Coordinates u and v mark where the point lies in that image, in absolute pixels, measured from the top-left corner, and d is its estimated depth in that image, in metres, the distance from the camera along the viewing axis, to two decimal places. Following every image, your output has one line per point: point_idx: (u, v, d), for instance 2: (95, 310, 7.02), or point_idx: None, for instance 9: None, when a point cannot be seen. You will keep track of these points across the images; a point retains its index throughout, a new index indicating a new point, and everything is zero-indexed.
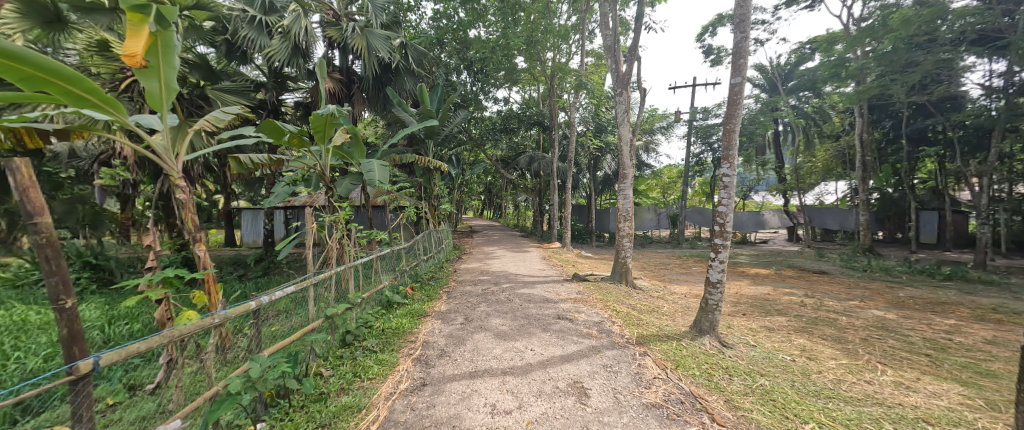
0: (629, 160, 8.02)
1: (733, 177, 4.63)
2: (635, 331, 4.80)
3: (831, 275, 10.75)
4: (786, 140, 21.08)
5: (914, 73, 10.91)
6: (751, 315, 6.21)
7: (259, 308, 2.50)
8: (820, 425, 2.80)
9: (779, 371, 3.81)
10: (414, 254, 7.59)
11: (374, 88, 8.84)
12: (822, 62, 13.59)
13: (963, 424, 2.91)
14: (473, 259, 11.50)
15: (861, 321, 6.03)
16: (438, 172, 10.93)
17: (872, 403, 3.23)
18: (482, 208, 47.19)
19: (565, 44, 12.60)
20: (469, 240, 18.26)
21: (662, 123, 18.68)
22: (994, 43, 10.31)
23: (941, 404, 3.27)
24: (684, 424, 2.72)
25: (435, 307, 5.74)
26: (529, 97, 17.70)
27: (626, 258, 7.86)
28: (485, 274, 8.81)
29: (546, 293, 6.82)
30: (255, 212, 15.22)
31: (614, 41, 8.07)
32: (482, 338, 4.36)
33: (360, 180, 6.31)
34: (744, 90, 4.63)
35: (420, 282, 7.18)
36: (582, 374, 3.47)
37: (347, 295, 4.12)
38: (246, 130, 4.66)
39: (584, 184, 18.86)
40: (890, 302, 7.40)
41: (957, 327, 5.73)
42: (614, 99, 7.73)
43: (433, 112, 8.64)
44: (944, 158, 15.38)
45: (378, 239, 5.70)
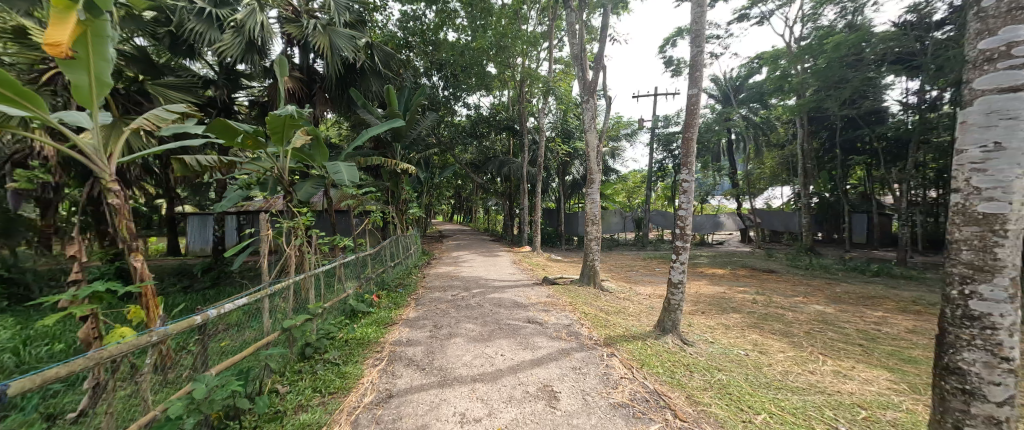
0: (597, 165, 8.27)
1: (692, 182, 4.88)
2: (604, 332, 4.92)
3: (779, 273, 11.60)
4: (738, 148, 22.59)
5: (846, 89, 12.07)
6: (710, 313, 6.55)
7: (205, 323, 2.30)
8: (771, 415, 2.99)
9: (735, 366, 4.05)
10: (380, 260, 7.34)
11: (338, 89, 8.52)
12: (769, 76, 14.69)
13: (891, 407, 3.23)
14: (442, 264, 11.32)
15: (805, 315, 6.53)
16: (406, 176, 10.68)
17: (816, 392, 3.49)
18: (452, 213, 46.76)
19: (534, 51, 12.79)
20: (438, 245, 17.98)
21: (627, 130, 19.43)
22: (910, 64, 11.63)
23: (874, 390, 3.60)
24: (649, 422, 2.80)
25: (403, 314, 5.57)
26: (499, 102, 17.82)
27: (594, 261, 8.04)
28: (455, 279, 8.71)
29: (517, 297, 6.84)
30: (203, 218, 14.15)
31: (580, 50, 8.29)
32: (452, 345, 4.29)
33: (322, 183, 6.01)
34: (700, 100, 4.91)
35: (388, 289, 6.95)
36: (552, 377, 3.50)
37: (308, 305, 3.91)
38: (193, 129, 4.32)
39: (554, 188, 19.16)
40: (829, 297, 8.08)
41: (884, 319, 6.35)
42: (581, 106, 7.92)
43: (400, 114, 8.44)
44: (871, 166, 17.10)
45: (342, 245, 5.46)
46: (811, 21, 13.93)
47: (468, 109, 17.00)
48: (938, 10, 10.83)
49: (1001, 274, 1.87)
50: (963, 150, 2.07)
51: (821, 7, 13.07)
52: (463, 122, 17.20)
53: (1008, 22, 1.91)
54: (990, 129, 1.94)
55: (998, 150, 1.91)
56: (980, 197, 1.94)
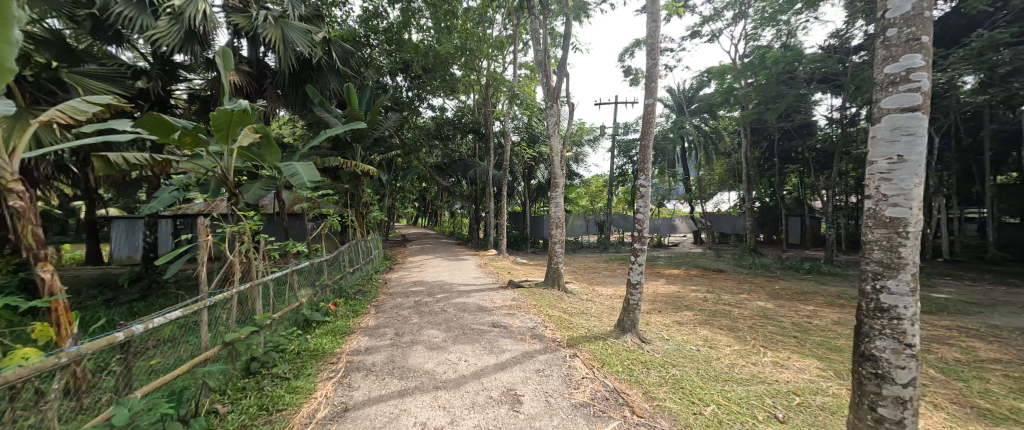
0: (560, 170, 8.45)
1: (649, 188, 5.12)
2: (567, 334, 5.02)
3: (727, 272, 12.46)
4: (690, 155, 24.10)
5: (782, 104, 13.27)
6: (666, 311, 6.89)
7: (130, 339, 2.06)
8: (719, 406, 3.19)
9: (687, 361, 4.28)
10: (338, 266, 7.00)
11: (293, 86, 8.06)
12: (717, 89, 15.82)
13: (820, 392, 3.57)
14: (404, 269, 11.00)
15: (749, 311, 7.06)
16: (366, 178, 10.29)
17: (757, 382, 3.78)
18: (417, 216, 45.77)
19: (500, 55, 12.86)
20: (401, 249, 17.49)
21: (590, 137, 20.07)
22: (834, 83, 13.03)
23: (806, 377, 3.95)
24: (608, 420, 2.88)
25: (363, 322, 5.33)
26: (464, 104, 17.74)
27: (558, 263, 8.17)
28: (418, 284, 8.49)
29: (482, 301, 6.80)
30: (133, 222, 12.75)
31: (544, 56, 8.45)
32: (415, 352, 4.18)
33: (272, 185, 5.63)
34: (656, 109, 5.18)
35: (346, 297, 6.63)
36: (515, 381, 3.50)
37: (253, 316, 3.62)
38: (120, 124, 3.89)
39: (519, 192, 19.31)
40: (770, 294, 8.80)
41: (814, 312, 7.01)
42: (545, 112, 8.07)
43: (361, 114, 8.15)
44: (803, 173, 18.90)
45: (295, 250, 5.14)
46: (752, 40, 15.22)
47: (432, 111, 16.78)
48: (855, 37, 12.26)
49: (904, 270, 2.13)
50: (873, 162, 2.35)
51: (760, 28, 14.32)
52: (427, 124, 16.93)
53: (907, 51, 2.20)
54: (894, 143, 2.22)
55: (901, 162, 2.18)
56: (888, 203, 2.20)
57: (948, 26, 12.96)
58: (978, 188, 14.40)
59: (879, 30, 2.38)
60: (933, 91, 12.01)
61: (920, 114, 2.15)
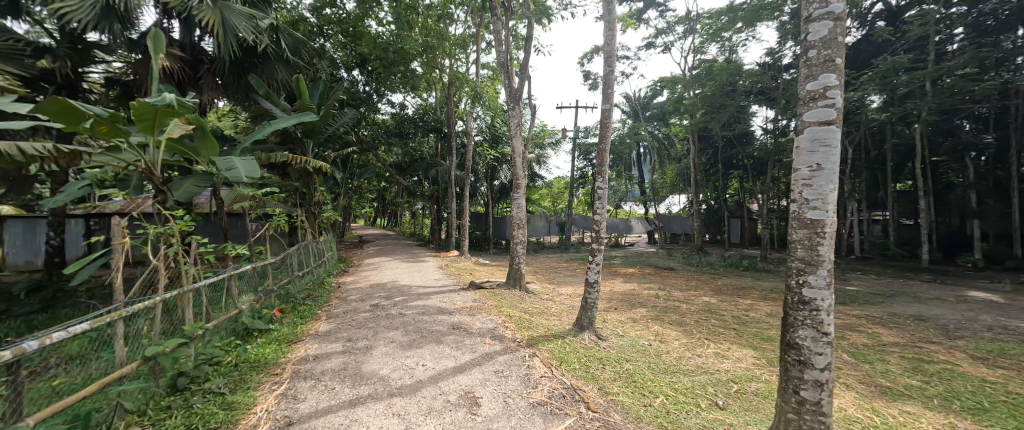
0: (522, 171, 8.51)
1: (606, 190, 5.31)
2: (526, 334, 5.07)
3: (677, 270, 13.26)
4: (645, 159, 25.41)
5: (724, 114, 14.39)
6: (621, 309, 7.17)
7: (20, 359, 1.76)
8: (666, 397, 3.38)
9: (639, 355, 4.49)
10: (286, 270, 6.52)
11: (235, 75, 7.46)
12: (669, 97, 16.82)
13: (754, 379, 3.90)
14: (360, 272, 10.52)
15: (695, 306, 7.55)
16: (317, 176, 9.72)
17: (701, 372, 4.05)
18: (375, 216, 44.11)
19: (462, 54, 12.75)
20: (358, 251, 16.80)
21: (551, 139, 20.47)
22: (768, 97, 14.36)
23: (743, 366, 4.29)
24: (564, 417, 2.94)
25: (312, 329, 5.01)
26: (426, 102, 17.40)
27: (519, 264, 8.21)
28: (374, 287, 8.16)
29: (441, 303, 6.67)
30: (34, 222, 11.12)
31: (506, 58, 8.47)
32: (369, 358, 4.02)
33: (210, 183, 5.13)
34: (613, 115, 5.38)
35: (294, 302, 6.21)
36: (474, 383, 3.47)
37: (182, 327, 3.26)
38: (15, 108, 3.35)
39: (481, 192, 19.20)
40: (714, 290, 9.47)
41: (751, 306, 7.65)
42: (507, 113, 8.09)
43: (312, 108, 7.76)
44: (743, 178, 20.60)
45: (234, 253, 4.72)
46: (699, 54, 16.38)
47: (392, 108, 16.29)
48: (786, 56, 13.64)
49: (821, 266, 2.38)
50: (797, 169, 2.59)
51: (707, 43, 15.44)
52: (386, 122, 16.40)
53: (825, 70, 2.46)
54: (814, 152, 2.47)
55: (819, 170, 2.43)
56: (809, 207, 2.45)
57: (859, 51, 14.72)
58: (883, 194, 16.49)
59: (803, 51, 2.63)
60: (848, 108, 13.59)
61: (833, 127, 2.42)
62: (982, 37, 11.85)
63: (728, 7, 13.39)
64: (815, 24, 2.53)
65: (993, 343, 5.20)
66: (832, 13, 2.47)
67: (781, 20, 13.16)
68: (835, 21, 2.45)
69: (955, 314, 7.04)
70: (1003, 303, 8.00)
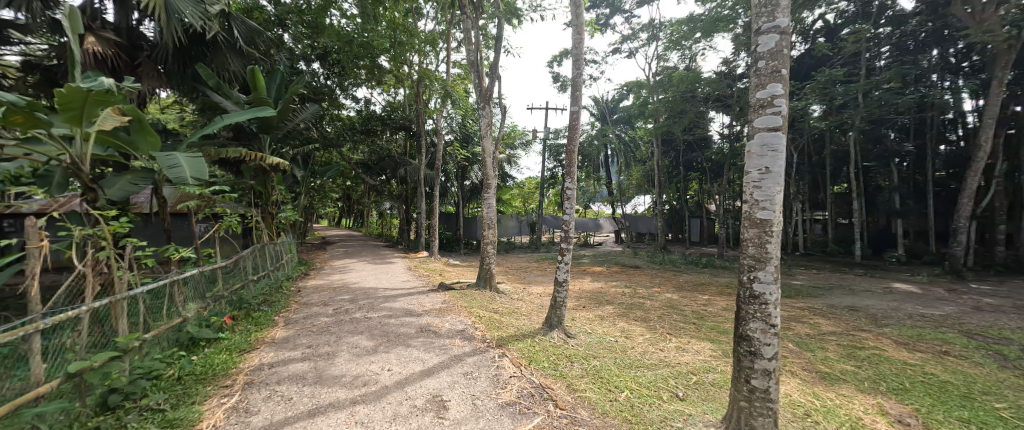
0: (492, 172, 8.49)
1: (574, 190, 5.39)
2: (496, 334, 5.06)
3: (642, 268, 13.77)
4: (611, 161, 26.19)
5: (685, 118, 15.13)
6: (589, 307, 7.33)
7: None
8: (631, 391, 3.49)
9: (606, 352, 4.60)
10: (239, 274, 6.10)
11: (180, 63, 6.90)
12: (634, 101, 17.47)
13: (711, 370, 4.12)
14: (323, 275, 10.06)
15: (658, 302, 7.87)
16: (275, 173, 9.21)
17: (663, 366, 4.22)
18: (340, 216, 42.44)
19: (431, 50, 12.54)
20: (320, 253, 16.07)
21: (522, 140, 20.60)
22: (723, 104, 15.26)
23: (702, 358, 4.51)
24: (532, 416, 2.95)
25: (267, 336, 4.72)
26: (394, 99, 16.96)
27: (489, 264, 8.17)
28: (337, 291, 7.82)
29: (409, 305, 6.52)
30: None
31: (476, 57, 8.41)
32: (331, 364, 3.85)
33: (151, 180, 4.67)
34: (581, 117, 5.49)
35: (248, 308, 5.82)
36: (442, 386, 3.41)
37: (115, 338, 2.95)
38: None
39: (452, 192, 18.98)
40: (676, 286, 9.92)
41: (709, 301, 8.09)
42: (477, 112, 8.03)
43: (268, 100, 7.37)
44: (702, 180, 21.76)
45: (177, 257, 4.35)
46: (662, 61, 17.13)
47: (357, 104, 15.70)
48: (739, 66, 14.57)
49: (769, 263, 2.55)
50: (748, 171, 2.76)
51: (669, 51, 16.18)
52: (351, 118, 15.83)
53: (771, 80, 2.65)
54: (763, 156, 2.64)
55: (767, 173, 2.60)
56: (758, 207, 2.61)
57: (802, 64, 15.98)
58: (823, 195, 17.99)
59: (752, 62, 2.80)
60: (793, 116, 14.73)
61: (778, 133, 2.62)
62: (904, 56, 13.24)
63: (688, 18, 14.12)
64: (763, 37, 2.71)
65: (913, 330, 5.81)
66: (777, 27, 2.64)
67: (735, 32, 14.04)
68: (781, 35, 2.62)
69: (884, 304, 7.80)
70: (922, 293, 8.98)
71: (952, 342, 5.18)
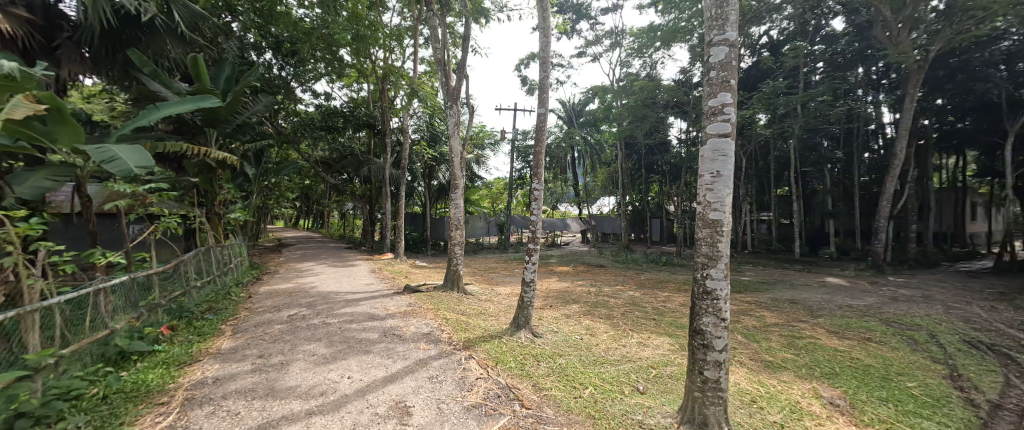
0: (460, 172, 8.39)
1: (541, 191, 5.45)
2: (463, 336, 5.00)
3: (607, 267, 14.20)
4: (578, 162, 26.82)
5: (646, 123, 15.79)
6: (557, 306, 7.45)
7: None
8: (595, 387, 3.58)
9: (572, 350, 4.69)
10: (180, 280, 5.61)
11: (110, 46, 6.18)
12: (599, 105, 17.99)
13: (670, 364, 4.32)
14: (278, 279, 9.49)
15: (622, 300, 8.15)
16: (222, 170, 8.56)
17: (626, 361, 4.36)
18: (297, 217, 40.13)
19: (396, 45, 12.19)
20: (275, 256, 15.15)
21: (491, 140, 20.53)
22: (681, 110, 16.10)
23: (661, 352, 4.72)
24: (499, 417, 2.95)
25: (212, 347, 4.37)
26: (357, 94, 16.32)
27: (457, 265, 8.07)
28: (294, 296, 7.39)
29: (373, 309, 6.30)
30: None
31: (443, 55, 8.28)
32: (284, 374, 3.63)
33: (71, 176, 4.13)
34: (548, 119, 5.57)
35: (189, 318, 5.37)
36: (406, 392, 3.32)
37: (24, 356, 2.59)
38: None
39: (419, 192, 18.57)
40: (639, 284, 10.31)
41: (668, 297, 8.50)
42: (445, 111, 7.89)
43: (212, 92, 6.86)
44: (662, 182, 22.80)
45: (104, 262, 3.91)
46: (625, 67, 17.79)
47: (316, 99, 14.96)
48: (695, 75, 15.44)
49: (720, 261, 2.71)
50: (701, 175, 2.91)
51: (631, 58, 16.83)
52: (310, 114, 15.06)
53: (721, 89, 2.82)
54: (714, 161, 2.80)
55: (719, 176, 2.76)
56: (711, 208, 2.76)
57: (750, 76, 17.21)
58: (768, 197, 19.45)
59: (705, 71, 2.96)
60: (742, 124, 15.81)
61: (728, 139, 2.79)
62: (835, 72, 14.63)
63: (649, 27, 14.78)
64: (715, 48, 2.87)
65: (843, 319, 6.43)
66: (727, 40, 2.81)
67: (691, 43, 14.87)
68: (730, 47, 2.80)
69: (819, 296, 8.57)
70: (851, 286, 9.96)
71: (874, 329, 5.79)
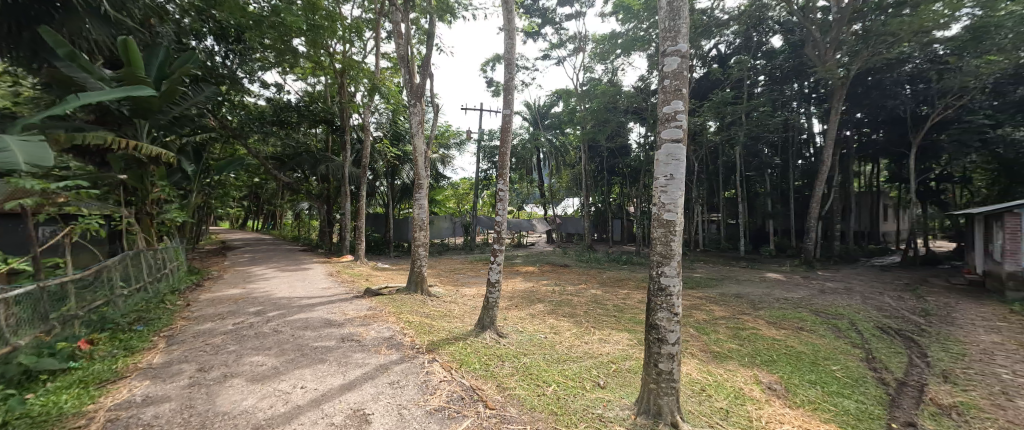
0: (424, 171, 8.20)
1: (506, 192, 5.46)
2: (426, 339, 4.90)
3: (571, 266, 14.53)
4: (543, 164, 27.24)
5: (608, 127, 16.38)
6: (522, 306, 7.50)
7: None
8: (557, 384, 3.65)
9: (536, 349, 4.74)
10: (102, 288, 5.01)
11: (12, 25, 5.35)
12: (564, 107, 18.38)
13: (629, 358, 4.50)
14: (222, 284, 8.78)
15: (584, 298, 8.37)
16: (156, 166, 7.76)
17: (587, 357, 4.49)
18: (246, 218, 37.34)
19: (356, 39, 11.71)
20: (219, 260, 13.99)
21: (456, 140, 20.29)
22: (639, 115, 16.86)
23: (621, 348, 4.91)
24: (461, 419, 2.92)
25: (141, 362, 3.95)
26: (313, 88, 15.47)
27: (421, 267, 7.88)
28: (242, 302, 6.88)
29: (329, 314, 6.01)
30: None
31: (406, 51, 8.05)
32: (226, 388, 3.36)
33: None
34: (512, 120, 5.61)
35: (113, 330, 4.80)
36: (365, 399, 3.20)
37: None
38: None
39: (381, 192, 17.97)
40: (601, 282, 10.64)
41: (627, 294, 8.85)
42: (409, 109, 7.68)
43: (145, 79, 6.22)
44: (622, 184, 23.70)
45: (6, 269, 3.41)
46: (587, 72, 18.33)
47: (267, 91, 14.01)
48: (652, 83, 16.22)
49: (673, 258, 2.86)
50: (656, 177, 3.05)
51: (594, 63, 17.37)
52: (260, 107, 14.08)
53: (673, 97, 2.98)
54: (668, 164, 2.95)
55: (672, 179, 2.92)
56: (665, 209, 2.91)
57: (701, 85, 18.34)
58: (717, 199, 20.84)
59: (659, 80, 3.12)
60: (695, 130, 16.82)
61: (679, 144, 2.96)
62: (774, 84, 15.98)
63: (610, 34, 15.34)
64: (668, 58, 3.03)
65: (780, 311, 7.04)
66: (679, 51, 2.98)
67: (649, 52, 15.61)
68: (682, 59, 2.97)
69: (761, 290, 9.32)
70: (788, 281, 10.92)
71: (806, 319, 6.38)
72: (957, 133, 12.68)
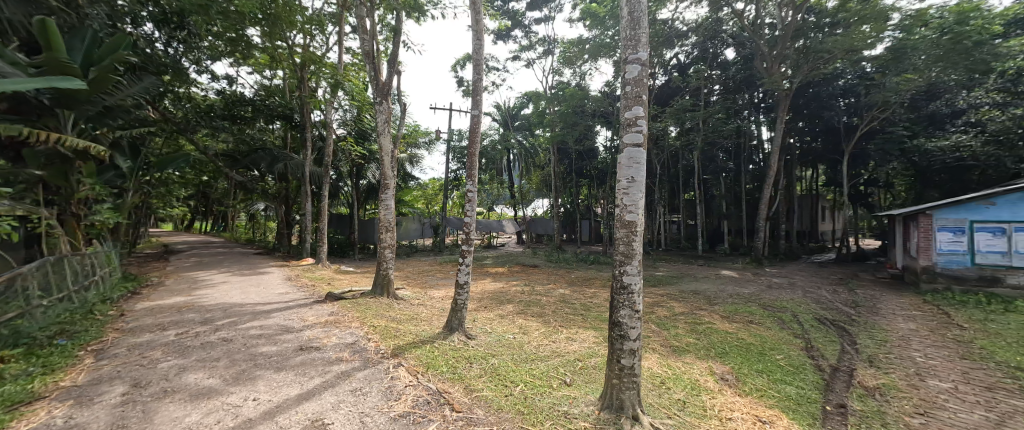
0: (391, 172, 8.00)
1: (475, 193, 5.43)
2: (392, 343, 4.76)
3: (540, 267, 14.68)
4: (513, 165, 27.34)
5: (575, 129, 16.74)
6: (491, 307, 7.48)
7: None
8: (525, 384, 3.67)
9: (505, 349, 4.74)
10: (15, 299, 4.44)
11: None
12: (534, 109, 18.56)
13: (595, 355, 4.61)
14: (165, 292, 8.09)
15: (553, 298, 8.49)
16: (84, 161, 7.00)
17: (555, 356, 4.55)
18: (194, 220, 34.57)
19: (317, 32, 11.18)
20: (162, 265, 12.87)
21: (425, 139, 19.91)
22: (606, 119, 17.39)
23: (588, 346, 5.02)
24: (427, 423, 2.87)
25: (63, 381, 3.54)
26: (269, 81, 14.60)
27: (387, 269, 7.65)
28: (188, 311, 6.37)
29: (288, 321, 5.70)
30: None
31: (371, 47, 7.78)
32: (166, 405, 3.09)
33: None
34: (481, 121, 5.58)
35: (29, 346, 4.27)
36: (324, 409, 3.05)
37: None
38: None
39: (345, 192, 17.32)
40: (570, 282, 10.82)
41: (594, 293, 9.09)
42: (374, 107, 7.44)
43: (69, 66, 5.58)
44: (590, 186, 24.28)
45: None
46: (556, 75, 18.63)
47: (217, 83, 13.05)
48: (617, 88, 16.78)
49: (634, 258, 2.97)
50: (619, 180, 3.15)
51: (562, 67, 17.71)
52: (209, 100, 13.10)
53: (634, 103, 3.10)
54: (630, 168, 3.05)
55: (633, 182, 3.03)
56: (627, 211, 3.01)
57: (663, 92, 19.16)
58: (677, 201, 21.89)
59: (622, 86, 3.22)
60: (657, 135, 17.58)
61: (640, 148, 3.07)
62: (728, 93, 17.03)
63: (578, 40, 15.70)
64: (630, 65, 3.13)
65: (732, 305, 7.51)
66: (639, 59, 3.10)
67: (614, 59, 16.15)
68: (643, 66, 3.09)
69: (717, 287, 9.88)
70: (740, 277, 11.67)
71: (755, 313, 6.85)
72: (882, 142, 14.12)
